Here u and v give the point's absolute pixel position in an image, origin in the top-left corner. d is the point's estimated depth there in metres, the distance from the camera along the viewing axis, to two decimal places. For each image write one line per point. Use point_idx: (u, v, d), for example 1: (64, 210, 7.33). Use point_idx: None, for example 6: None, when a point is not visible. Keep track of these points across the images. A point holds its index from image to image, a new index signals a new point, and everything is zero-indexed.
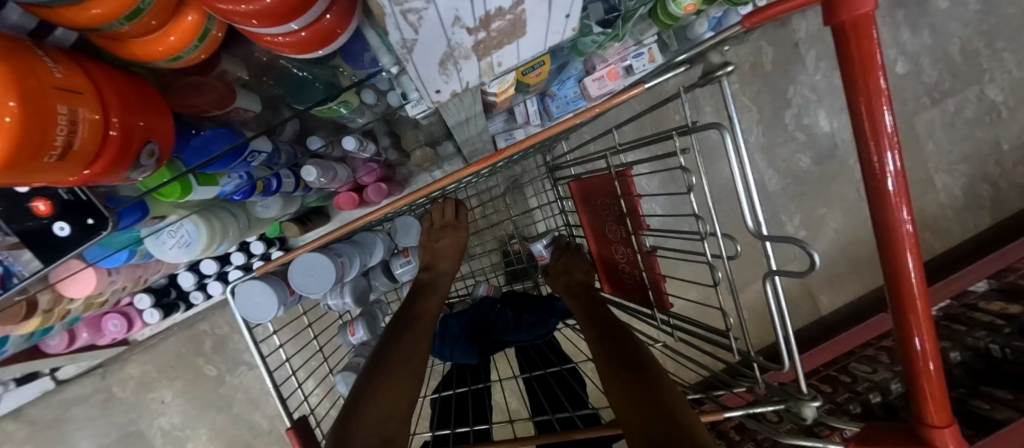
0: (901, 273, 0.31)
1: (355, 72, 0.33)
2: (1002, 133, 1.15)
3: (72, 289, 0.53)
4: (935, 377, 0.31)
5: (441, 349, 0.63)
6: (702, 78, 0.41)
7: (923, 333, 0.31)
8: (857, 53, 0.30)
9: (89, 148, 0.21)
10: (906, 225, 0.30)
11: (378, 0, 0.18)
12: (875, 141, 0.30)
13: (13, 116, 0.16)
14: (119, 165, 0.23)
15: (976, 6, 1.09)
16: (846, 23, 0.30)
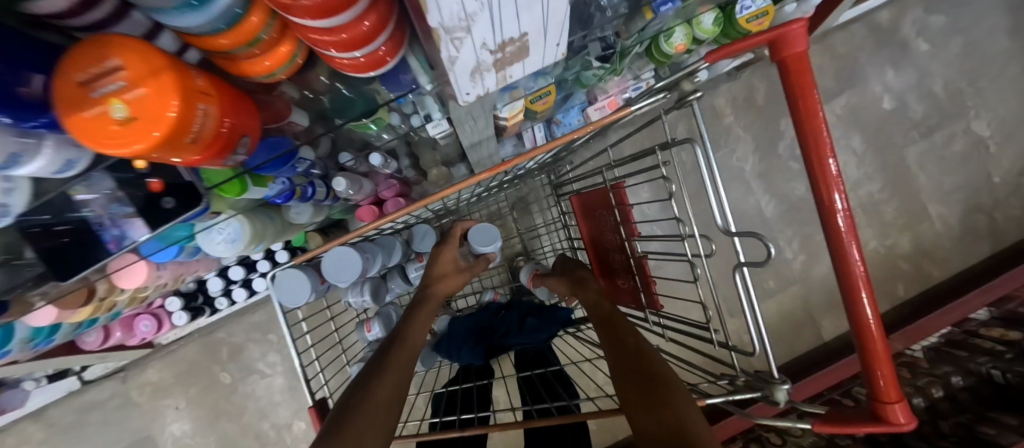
0: (847, 262, 0.35)
1: (384, 96, 0.40)
2: (992, 166, 1.20)
3: (126, 280, 0.59)
4: (885, 355, 0.35)
5: (448, 349, 0.66)
6: (676, 103, 0.47)
7: (871, 315, 0.35)
8: (796, 84, 0.35)
9: (211, 138, 0.27)
10: (845, 220, 0.34)
11: (435, 31, 0.23)
12: (818, 154, 0.35)
13: (176, 112, 0.23)
14: (221, 152, 0.30)
15: (955, 50, 1.17)
16: (785, 59, 0.35)
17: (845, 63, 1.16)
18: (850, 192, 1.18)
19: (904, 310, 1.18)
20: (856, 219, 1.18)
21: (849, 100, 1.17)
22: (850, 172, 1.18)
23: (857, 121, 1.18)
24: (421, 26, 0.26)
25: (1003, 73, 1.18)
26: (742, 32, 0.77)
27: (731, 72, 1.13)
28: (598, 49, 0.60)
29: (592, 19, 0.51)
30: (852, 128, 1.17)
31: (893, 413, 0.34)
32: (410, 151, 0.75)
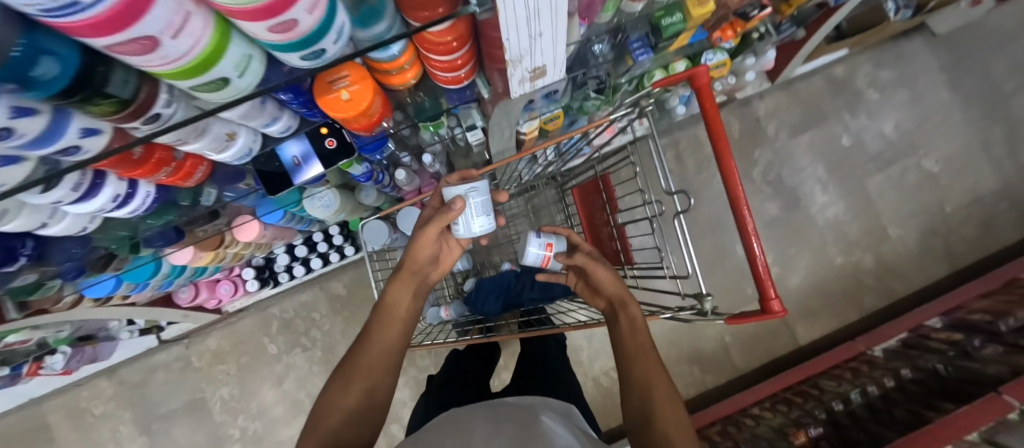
0: (738, 208, 0.53)
1: (448, 105, 0.63)
2: (945, 197, 1.37)
3: (243, 233, 0.80)
4: (765, 270, 0.52)
5: (474, 303, 0.85)
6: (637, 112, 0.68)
7: (755, 241, 0.53)
8: (703, 98, 0.55)
9: (371, 117, 0.50)
10: (737, 182, 0.53)
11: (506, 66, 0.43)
12: (718, 139, 0.54)
13: (366, 102, 0.46)
14: (371, 127, 0.53)
15: (902, 99, 1.39)
16: (698, 84, 0.55)
17: (808, 106, 1.39)
18: (816, 214, 1.37)
19: (869, 321, 1.33)
20: (823, 238, 1.36)
21: (813, 136, 1.38)
22: (815, 197, 1.37)
23: (820, 154, 1.38)
24: (491, 60, 0.48)
25: (947, 119, 1.39)
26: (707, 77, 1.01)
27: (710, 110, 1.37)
28: (594, 84, 0.84)
29: (587, 61, 0.74)
30: (816, 160, 1.38)
31: (771, 305, 0.52)
32: (447, 159, 0.94)
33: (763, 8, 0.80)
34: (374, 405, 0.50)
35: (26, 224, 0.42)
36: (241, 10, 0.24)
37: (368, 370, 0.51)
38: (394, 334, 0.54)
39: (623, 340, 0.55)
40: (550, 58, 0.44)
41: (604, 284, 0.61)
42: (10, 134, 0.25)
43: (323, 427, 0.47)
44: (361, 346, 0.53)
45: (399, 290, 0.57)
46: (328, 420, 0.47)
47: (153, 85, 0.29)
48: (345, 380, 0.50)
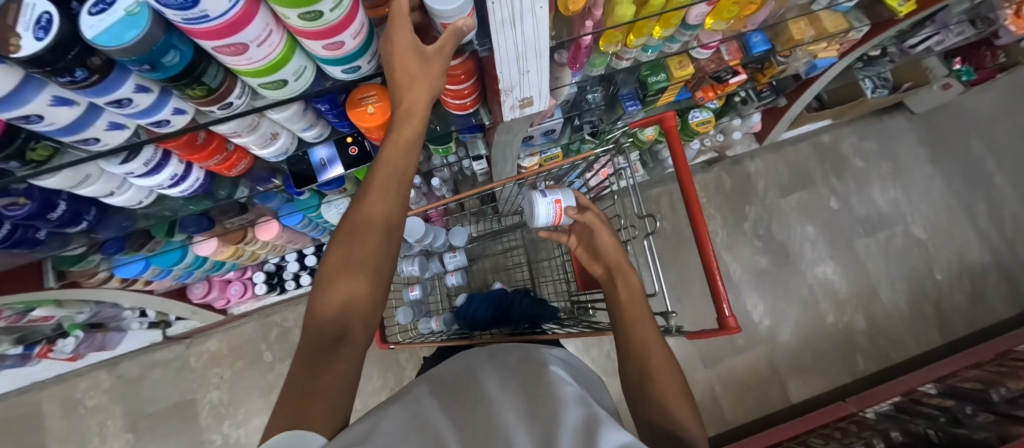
0: (699, 225, 0.60)
1: (456, 130, 0.73)
2: (933, 264, 1.41)
3: (262, 232, 0.89)
4: (719, 279, 0.58)
5: (465, 315, 0.92)
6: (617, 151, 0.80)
7: (711, 255, 0.59)
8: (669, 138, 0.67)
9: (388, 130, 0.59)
10: (694, 200, 0.61)
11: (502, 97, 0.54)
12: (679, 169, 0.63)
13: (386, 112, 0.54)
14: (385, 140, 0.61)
15: (887, 168, 1.49)
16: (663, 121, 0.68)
17: (796, 168, 1.48)
18: (806, 270, 1.41)
19: (862, 382, 1.32)
20: (814, 294, 1.39)
21: (801, 197, 1.47)
22: (805, 253, 1.43)
23: (809, 213, 1.46)
24: (491, 94, 0.59)
25: (931, 189, 1.47)
26: (694, 131, 1.13)
27: (704, 166, 1.48)
28: (588, 128, 0.96)
29: (581, 106, 0.86)
30: (805, 218, 1.45)
31: (728, 321, 0.57)
32: (454, 187, 1.05)
33: (737, 74, 0.93)
34: (378, 273, 0.48)
35: (99, 190, 0.51)
36: (306, 31, 0.35)
37: (377, 225, 0.49)
38: (394, 191, 0.50)
39: (628, 304, 0.61)
40: (535, 89, 0.54)
41: (612, 253, 0.67)
42: (128, 104, 0.36)
43: (337, 290, 0.46)
44: (363, 197, 0.49)
45: (410, 130, 0.49)
46: (342, 285, 0.46)
47: (232, 81, 0.40)
48: (352, 236, 0.48)
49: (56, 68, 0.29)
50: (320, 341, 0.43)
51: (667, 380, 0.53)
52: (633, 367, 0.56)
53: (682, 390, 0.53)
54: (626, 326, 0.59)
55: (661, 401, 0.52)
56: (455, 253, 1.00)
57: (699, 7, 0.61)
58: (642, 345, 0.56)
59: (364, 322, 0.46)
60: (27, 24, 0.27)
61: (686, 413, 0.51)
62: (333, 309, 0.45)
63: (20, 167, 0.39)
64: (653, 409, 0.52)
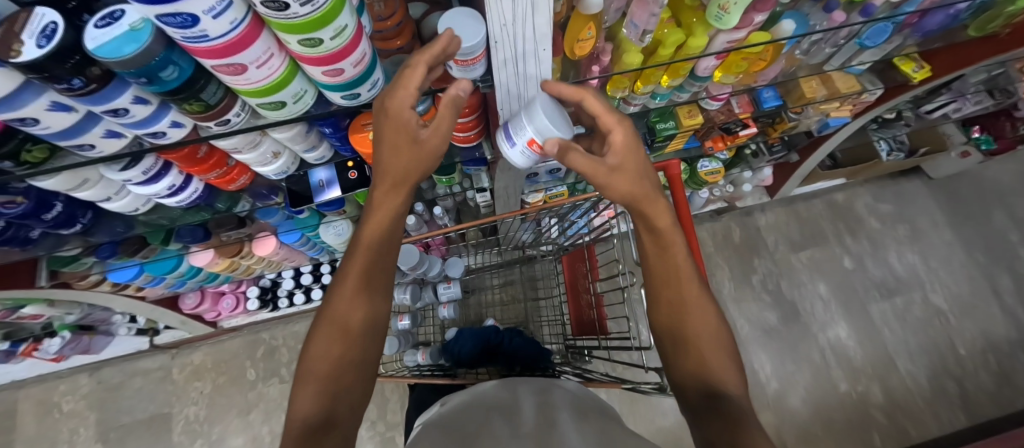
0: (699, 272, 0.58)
1: (460, 161, 0.73)
2: (955, 337, 1.33)
3: (260, 246, 0.89)
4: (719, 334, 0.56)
5: (453, 350, 0.89)
6: None
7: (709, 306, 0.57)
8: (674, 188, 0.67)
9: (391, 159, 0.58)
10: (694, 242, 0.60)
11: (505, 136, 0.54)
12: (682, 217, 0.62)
13: None
14: None
15: (904, 231, 1.44)
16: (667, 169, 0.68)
17: (808, 225, 1.45)
18: (818, 333, 1.34)
19: None
20: (826, 359, 1.32)
21: (813, 254, 1.43)
22: (817, 314, 1.36)
23: (821, 272, 1.41)
24: (494, 129, 0.60)
25: (951, 257, 1.41)
26: (703, 180, 1.12)
27: (713, 214, 1.46)
28: None
29: None
30: (817, 277, 1.40)
31: None
32: (457, 216, 1.04)
33: (746, 127, 0.92)
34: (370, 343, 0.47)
35: (96, 195, 0.51)
36: (307, 57, 0.36)
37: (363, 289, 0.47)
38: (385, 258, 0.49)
39: (668, 257, 0.50)
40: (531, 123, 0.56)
41: (625, 185, 0.47)
42: (124, 114, 0.36)
43: (323, 365, 0.44)
44: (346, 270, 0.48)
45: (384, 204, 0.48)
46: (325, 358, 0.44)
47: (232, 98, 0.40)
48: (339, 306, 0.46)
49: (54, 75, 0.30)
50: (302, 427, 0.40)
51: (708, 341, 0.48)
52: (676, 324, 0.49)
53: (726, 352, 0.48)
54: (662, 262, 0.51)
55: (700, 367, 0.47)
56: (450, 283, 0.97)
57: (708, 60, 0.61)
58: (684, 303, 0.49)
59: (350, 405, 0.44)
60: (32, 32, 0.28)
61: (730, 378, 0.46)
62: (330, 357, 0.44)
63: (14, 166, 0.39)
64: (690, 362, 0.48)
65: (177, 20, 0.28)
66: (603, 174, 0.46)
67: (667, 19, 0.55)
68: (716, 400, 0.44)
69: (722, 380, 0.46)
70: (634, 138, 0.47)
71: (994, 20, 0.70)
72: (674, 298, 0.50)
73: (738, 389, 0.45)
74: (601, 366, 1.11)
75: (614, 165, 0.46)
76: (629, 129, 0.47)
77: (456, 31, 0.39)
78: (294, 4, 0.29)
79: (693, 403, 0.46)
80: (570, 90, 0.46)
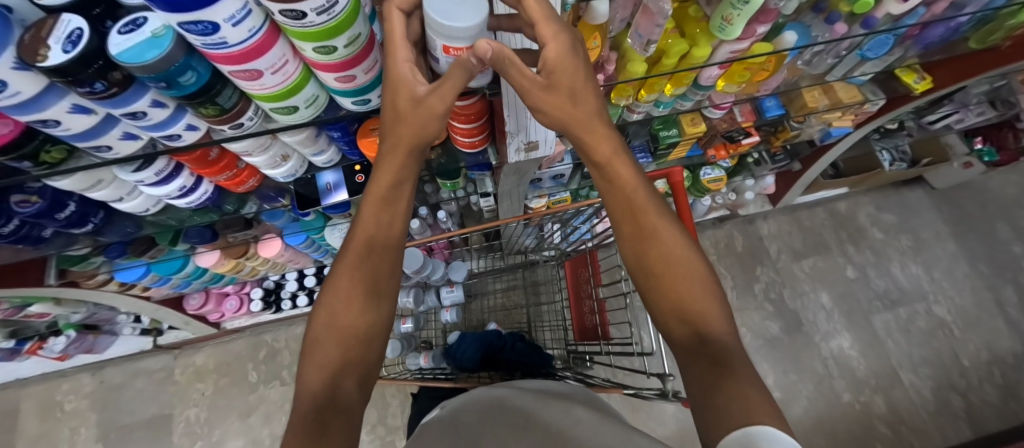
0: None
1: (465, 166, 0.74)
2: (959, 349, 1.33)
3: (266, 248, 0.90)
4: None
5: (455, 354, 0.89)
6: None
7: None
8: (676, 194, 0.69)
9: None
10: None
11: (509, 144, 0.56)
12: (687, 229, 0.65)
13: None
14: None
15: (907, 242, 1.44)
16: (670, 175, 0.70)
17: (811, 234, 1.45)
18: (820, 342, 1.34)
19: None
20: (828, 369, 1.31)
21: (815, 263, 1.43)
22: (819, 324, 1.36)
23: (824, 281, 1.41)
24: (500, 135, 0.60)
25: (955, 268, 1.41)
26: (705, 188, 1.12)
27: (715, 222, 1.46)
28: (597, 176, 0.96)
29: None
30: (819, 286, 1.40)
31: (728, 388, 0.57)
32: (460, 220, 1.05)
33: (749, 135, 0.93)
34: (376, 329, 0.46)
35: (109, 195, 0.52)
36: (321, 64, 0.36)
37: (364, 275, 0.46)
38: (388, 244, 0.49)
39: (620, 193, 0.50)
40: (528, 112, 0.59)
41: (564, 111, 0.46)
42: (142, 117, 0.37)
43: (325, 349, 0.43)
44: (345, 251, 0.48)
45: (394, 167, 0.48)
46: (326, 350, 0.43)
47: (246, 103, 0.41)
48: (337, 296, 0.46)
49: (77, 78, 0.31)
50: (308, 410, 0.39)
51: (685, 277, 0.46)
52: (647, 262, 0.48)
53: (708, 287, 0.46)
54: (620, 198, 0.50)
55: (678, 305, 0.46)
56: (453, 287, 0.98)
57: (710, 69, 0.62)
58: (654, 239, 0.48)
59: (357, 381, 0.43)
60: (58, 38, 0.29)
61: (711, 311, 0.45)
62: (335, 336, 0.44)
63: (32, 166, 0.41)
64: (669, 312, 0.46)
65: (198, 27, 0.29)
66: (539, 93, 0.43)
67: (671, 29, 0.56)
68: (701, 339, 0.43)
69: (704, 314, 0.44)
70: (570, 47, 0.41)
71: (994, 32, 0.71)
72: (639, 234, 0.49)
73: (721, 322, 0.44)
74: (602, 372, 1.11)
75: (546, 83, 0.43)
76: (566, 40, 0.40)
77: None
78: (310, 12, 0.30)
79: (677, 343, 0.45)
80: (504, 53, 0.37)
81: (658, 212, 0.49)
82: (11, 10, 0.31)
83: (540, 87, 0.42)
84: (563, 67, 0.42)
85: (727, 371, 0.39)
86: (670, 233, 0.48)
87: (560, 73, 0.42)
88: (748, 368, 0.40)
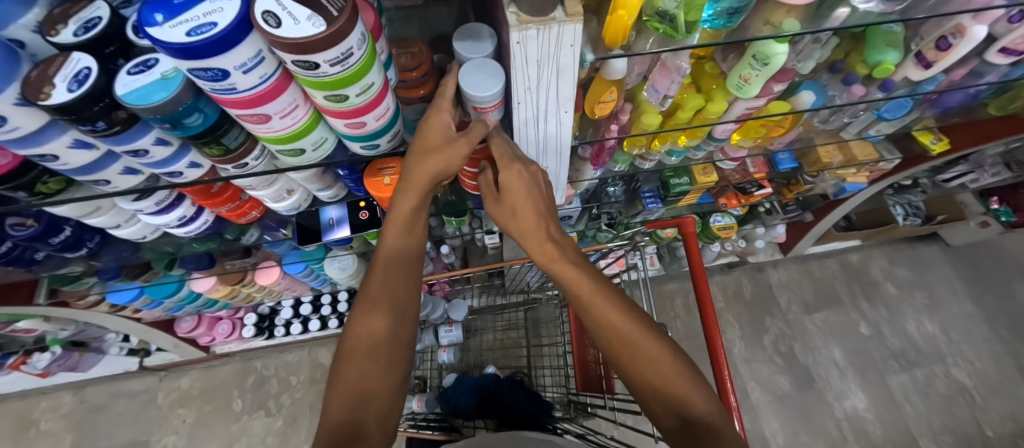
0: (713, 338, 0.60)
1: (472, 206, 0.74)
2: (983, 418, 1.25)
3: (263, 276, 0.88)
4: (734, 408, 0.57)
5: (451, 399, 0.85)
6: (628, 243, 0.78)
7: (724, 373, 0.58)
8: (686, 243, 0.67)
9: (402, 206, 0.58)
10: (705, 301, 0.61)
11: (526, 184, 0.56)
12: (696, 279, 0.63)
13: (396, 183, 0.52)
14: None
15: (924, 299, 1.39)
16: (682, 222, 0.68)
17: (822, 286, 1.42)
18: (834, 402, 1.27)
19: None
20: (842, 432, 1.24)
21: (828, 316, 1.38)
22: (832, 382, 1.29)
23: (837, 337, 1.35)
24: None
25: (974, 330, 1.35)
26: (714, 235, 1.10)
27: (723, 268, 1.43)
28: (606, 219, 0.95)
29: (601, 197, 0.87)
30: (832, 342, 1.34)
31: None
32: (463, 254, 1.03)
33: (762, 187, 0.92)
34: (397, 309, 0.46)
35: (106, 222, 0.51)
36: (332, 110, 0.36)
37: (385, 300, 0.46)
38: (408, 281, 0.48)
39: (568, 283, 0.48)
40: (551, 165, 0.55)
41: (510, 222, 0.50)
42: (144, 155, 0.36)
43: (355, 342, 0.44)
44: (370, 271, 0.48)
45: (417, 136, 0.43)
46: (346, 389, 0.41)
47: (252, 143, 0.40)
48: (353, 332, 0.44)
49: (80, 117, 0.30)
50: (331, 439, 0.37)
51: (651, 363, 0.42)
52: (613, 352, 0.44)
53: (679, 361, 0.42)
54: (573, 290, 0.47)
55: (654, 391, 0.42)
56: (452, 327, 0.94)
57: (725, 125, 0.62)
58: (612, 329, 0.44)
59: (378, 412, 0.41)
60: (64, 77, 0.29)
61: (688, 388, 0.41)
62: (357, 363, 0.42)
63: (27, 197, 0.39)
64: (651, 394, 0.42)
65: (208, 74, 0.28)
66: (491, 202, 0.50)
67: (687, 84, 0.56)
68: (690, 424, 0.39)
69: (682, 396, 0.41)
70: (530, 182, 0.46)
71: (1013, 100, 0.70)
72: (596, 325, 0.45)
73: (700, 397, 0.41)
74: (602, 423, 1.05)
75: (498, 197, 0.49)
76: (519, 170, 0.45)
77: (474, 83, 0.40)
78: (324, 63, 0.29)
79: (670, 434, 0.40)
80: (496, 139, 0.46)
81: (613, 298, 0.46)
82: (24, 45, 0.31)
83: (492, 198, 0.50)
84: (522, 187, 0.46)
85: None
86: (622, 321, 0.44)
87: (515, 192, 0.46)
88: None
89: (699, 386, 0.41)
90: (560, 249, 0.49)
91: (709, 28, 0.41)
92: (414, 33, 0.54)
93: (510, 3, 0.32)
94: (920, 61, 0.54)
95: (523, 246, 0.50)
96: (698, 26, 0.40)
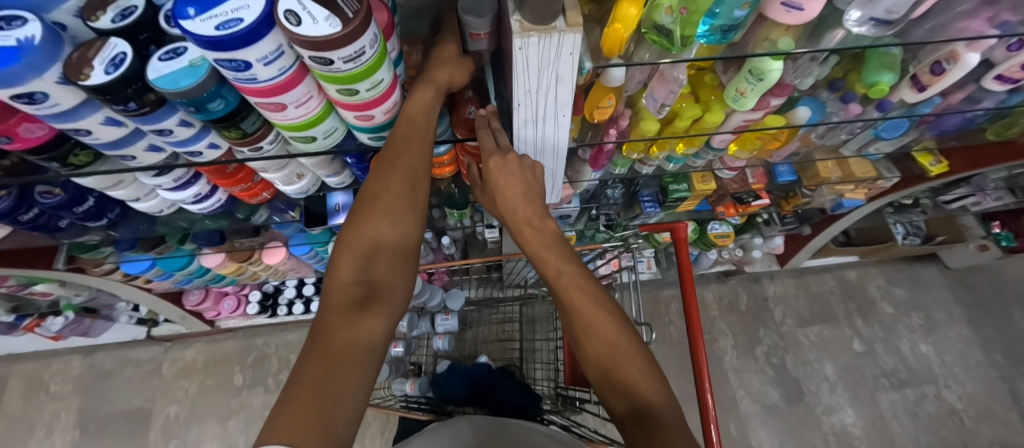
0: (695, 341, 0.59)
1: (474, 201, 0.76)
2: (969, 441, 1.25)
3: (270, 256, 0.91)
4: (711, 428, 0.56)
5: (444, 383, 0.88)
6: (626, 245, 0.80)
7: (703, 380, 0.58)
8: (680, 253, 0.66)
9: None
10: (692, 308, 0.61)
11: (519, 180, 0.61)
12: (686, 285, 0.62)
13: None
14: None
15: (919, 320, 1.40)
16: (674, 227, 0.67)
17: (816, 301, 1.43)
18: (821, 416, 1.28)
19: None
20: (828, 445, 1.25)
21: (821, 331, 1.39)
22: (821, 395, 1.31)
23: (828, 351, 1.36)
24: None
25: (968, 354, 1.36)
26: (712, 243, 1.12)
27: (720, 276, 1.45)
28: (604, 220, 0.97)
29: (600, 198, 0.89)
30: (824, 356, 1.36)
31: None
32: (464, 247, 1.06)
33: (759, 198, 0.93)
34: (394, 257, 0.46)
35: (128, 195, 0.54)
36: (343, 103, 0.38)
37: (381, 248, 0.46)
38: (409, 221, 0.47)
39: (546, 265, 0.50)
40: (549, 165, 0.56)
41: (492, 204, 0.53)
42: (168, 134, 0.39)
43: (346, 264, 0.44)
44: (359, 217, 0.46)
45: (419, 114, 0.45)
46: (340, 295, 0.43)
47: (267, 129, 0.43)
48: (344, 264, 0.44)
49: (115, 97, 0.33)
50: (345, 305, 0.41)
51: (609, 342, 0.44)
52: (575, 332, 0.46)
53: (639, 352, 0.44)
54: (543, 272, 0.50)
55: (609, 376, 0.43)
56: (448, 315, 0.96)
57: (723, 135, 0.64)
58: (575, 308, 0.47)
59: (381, 299, 0.43)
60: (103, 59, 0.32)
61: (639, 375, 0.42)
62: (349, 288, 0.43)
63: (59, 167, 0.43)
64: (606, 381, 0.43)
65: (232, 64, 0.31)
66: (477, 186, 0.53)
67: (685, 94, 0.58)
68: (638, 411, 0.40)
69: (633, 383, 0.42)
70: (515, 168, 0.49)
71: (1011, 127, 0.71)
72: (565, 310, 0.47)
73: (653, 388, 0.41)
74: (589, 419, 1.08)
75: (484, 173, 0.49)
76: (505, 163, 0.48)
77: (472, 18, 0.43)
78: (338, 60, 0.32)
79: (617, 416, 0.42)
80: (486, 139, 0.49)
81: (581, 279, 0.48)
82: (66, 29, 0.34)
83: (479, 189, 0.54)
84: (505, 172, 0.49)
85: (663, 441, 0.36)
86: (591, 307, 0.46)
87: (496, 177, 0.49)
88: (684, 441, 0.37)
89: (653, 374, 0.42)
90: (537, 231, 0.51)
91: (705, 43, 0.43)
92: (425, 31, 0.57)
93: (514, 10, 0.34)
94: (915, 83, 0.56)
95: (504, 222, 0.53)
96: (693, 40, 0.42)
